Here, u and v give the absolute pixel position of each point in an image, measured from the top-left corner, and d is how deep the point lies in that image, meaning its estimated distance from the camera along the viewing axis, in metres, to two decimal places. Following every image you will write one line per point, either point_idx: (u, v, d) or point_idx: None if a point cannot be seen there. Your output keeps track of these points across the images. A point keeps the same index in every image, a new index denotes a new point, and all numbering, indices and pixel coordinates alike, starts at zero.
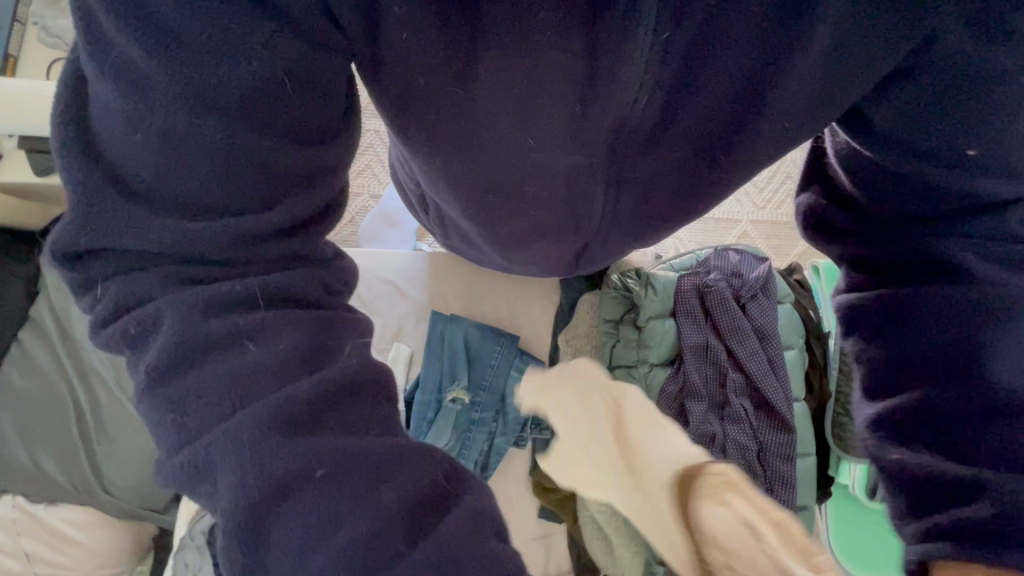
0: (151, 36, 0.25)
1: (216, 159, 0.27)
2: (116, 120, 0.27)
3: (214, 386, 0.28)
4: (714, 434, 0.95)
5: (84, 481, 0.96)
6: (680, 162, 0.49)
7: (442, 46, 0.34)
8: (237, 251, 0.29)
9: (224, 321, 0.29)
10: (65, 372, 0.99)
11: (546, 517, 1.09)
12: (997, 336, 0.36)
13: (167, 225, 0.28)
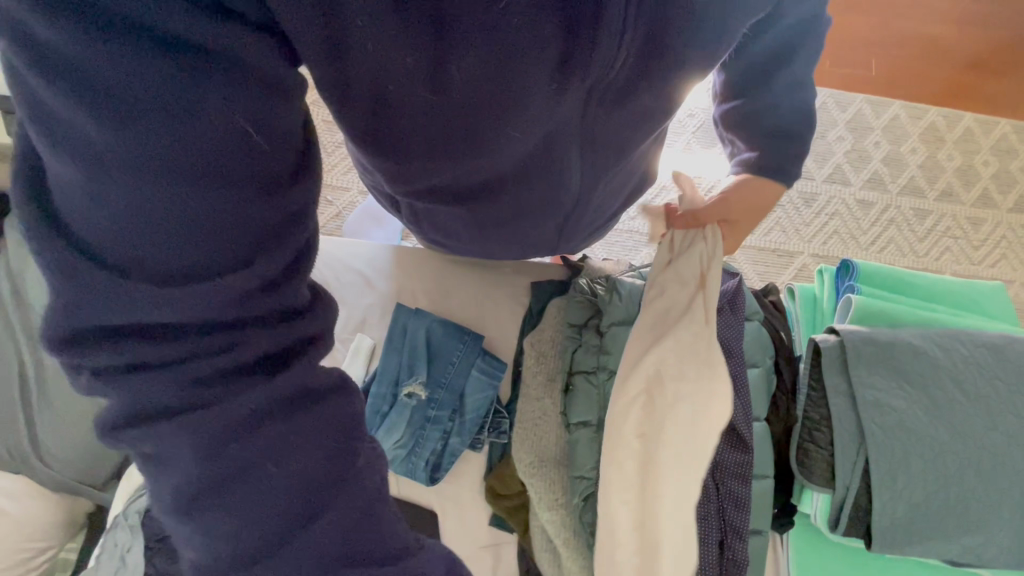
0: (90, 97, 0.21)
1: (184, 212, 0.24)
2: (65, 201, 0.23)
3: (272, 521, 0.28)
4: None
5: (20, 450, 0.93)
6: (647, 108, 0.54)
7: (410, 32, 0.35)
8: (217, 326, 0.26)
9: (234, 467, 0.27)
10: (12, 330, 0.95)
11: (496, 524, 1.06)
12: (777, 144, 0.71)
13: (141, 320, 0.25)
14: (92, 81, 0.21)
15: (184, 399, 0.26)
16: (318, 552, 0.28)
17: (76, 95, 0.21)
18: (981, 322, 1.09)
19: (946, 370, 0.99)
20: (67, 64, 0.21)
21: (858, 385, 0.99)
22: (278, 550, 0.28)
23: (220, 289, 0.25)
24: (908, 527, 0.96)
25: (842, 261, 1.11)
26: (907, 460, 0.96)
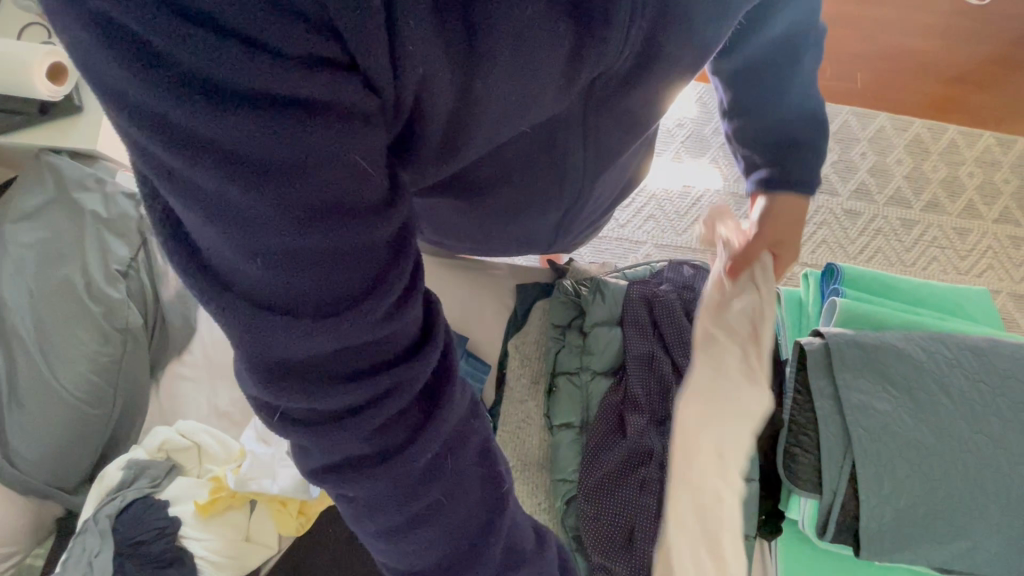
0: (233, 167, 0.24)
1: (320, 259, 0.26)
2: (218, 261, 0.26)
3: (441, 509, 0.34)
4: (652, 450, 0.89)
5: None
6: (647, 97, 0.57)
7: (447, 77, 0.31)
8: (348, 354, 0.28)
9: (408, 508, 0.33)
10: None
11: None
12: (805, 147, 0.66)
13: (296, 351, 0.27)
14: (234, 151, 0.23)
15: (356, 435, 0.30)
16: (481, 525, 0.36)
17: (223, 165, 0.23)
18: (966, 325, 1.09)
19: (933, 372, 0.98)
20: (191, 136, 0.23)
21: (844, 388, 0.98)
22: (452, 530, 0.35)
23: (360, 326, 0.27)
24: (892, 530, 0.95)
25: (826, 264, 1.11)
26: (892, 464, 0.95)
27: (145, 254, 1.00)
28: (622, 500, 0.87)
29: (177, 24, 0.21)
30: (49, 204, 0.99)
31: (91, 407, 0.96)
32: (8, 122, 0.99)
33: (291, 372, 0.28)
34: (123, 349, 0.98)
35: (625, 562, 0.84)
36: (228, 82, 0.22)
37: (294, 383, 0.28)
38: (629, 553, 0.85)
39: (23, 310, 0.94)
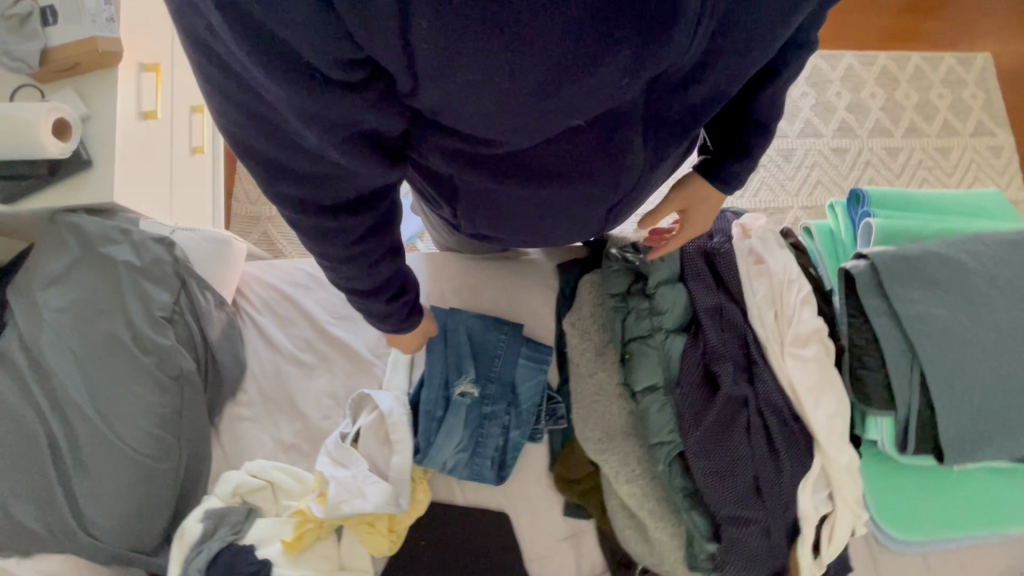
0: (263, 86, 0.40)
1: (294, 106, 0.41)
2: (247, 119, 0.45)
3: (359, 249, 0.59)
4: (747, 397, 0.87)
5: (64, 524, 0.86)
6: (717, 82, 0.58)
7: (483, 69, 0.39)
8: (305, 150, 0.47)
9: (321, 237, 0.56)
10: (33, 402, 0.89)
11: (572, 514, 1.03)
12: (759, 126, 0.67)
13: (271, 127, 0.45)
14: (268, 84, 0.40)
15: (294, 177, 0.50)
16: (394, 288, 0.68)
17: (260, 84, 0.40)
18: (992, 224, 1.12)
19: (976, 272, 1.02)
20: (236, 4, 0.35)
21: (899, 303, 1.01)
22: (360, 260, 0.60)
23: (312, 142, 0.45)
24: (970, 429, 0.98)
25: (851, 190, 1.13)
26: (962, 366, 0.98)
27: (186, 296, 0.97)
28: (733, 450, 0.85)
29: (240, 13, 0.35)
30: (75, 265, 0.95)
31: (158, 463, 0.91)
32: (18, 187, 0.96)
33: (289, 176, 0.50)
34: (181, 397, 0.94)
35: (760, 509, 0.83)
36: (274, 48, 0.37)
37: (278, 141, 0.46)
38: (760, 502, 0.83)
39: (72, 375, 0.91)
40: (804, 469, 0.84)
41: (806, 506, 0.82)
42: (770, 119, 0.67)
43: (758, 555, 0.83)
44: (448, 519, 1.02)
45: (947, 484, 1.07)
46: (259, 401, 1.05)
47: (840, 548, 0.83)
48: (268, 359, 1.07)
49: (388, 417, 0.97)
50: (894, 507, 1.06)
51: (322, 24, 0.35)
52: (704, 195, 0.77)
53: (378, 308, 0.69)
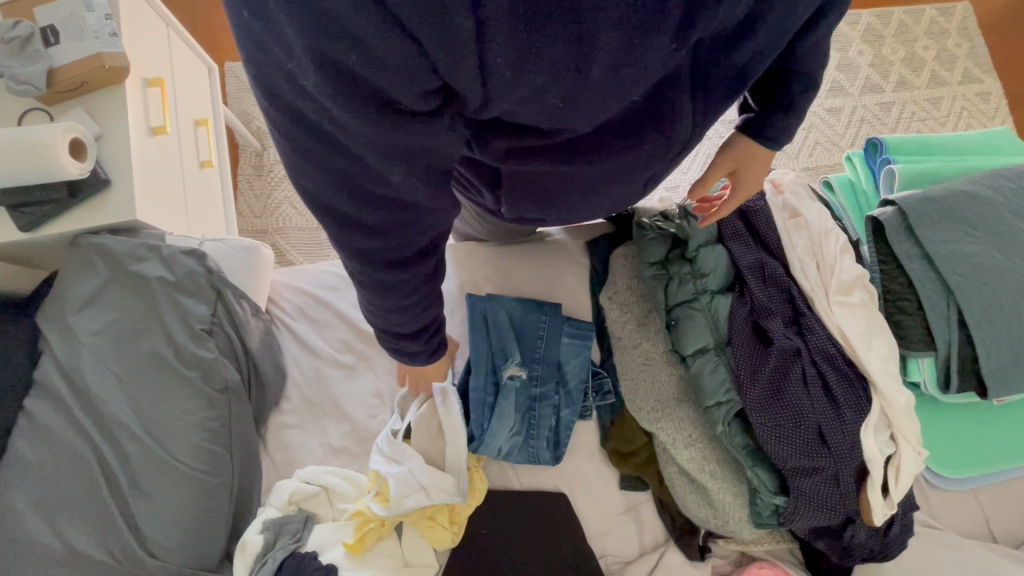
0: (349, 135, 0.38)
1: (370, 142, 0.38)
2: (328, 181, 0.41)
3: (410, 300, 0.55)
4: (799, 348, 0.87)
5: (127, 548, 0.85)
6: (765, 44, 0.54)
7: (552, 64, 0.37)
8: (376, 195, 0.43)
9: (380, 284, 0.52)
10: (81, 429, 0.88)
11: (629, 487, 1.03)
12: (804, 83, 0.64)
13: (342, 178, 0.41)
14: (358, 131, 0.37)
15: (364, 230, 0.46)
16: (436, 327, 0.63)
17: (349, 134, 0.37)
18: (1008, 160, 1.14)
19: (1003, 207, 1.03)
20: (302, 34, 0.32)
21: (930, 244, 1.02)
22: (407, 309, 0.56)
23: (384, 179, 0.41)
24: (1014, 361, 1.00)
25: (869, 139, 1.15)
26: (998, 299, 1.00)
27: (223, 306, 0.95)
28: (794, 401, 0.85)
29: (327, 57, 0.33)
30: (106, 286, 0.93)
31: (213, 477, 0.90)
32: (38, 213, 0.94)
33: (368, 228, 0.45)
34: (229, 409, 0.92)
35: (827, 458, 0.82)
36: (362, 85, 0.34)
37: (349, 193, 0.42)
38: (826, 450, 0.83)
39: (117, 398, 0.89)
40: (864, 413, 0.85)
41: (872, 450, 0.82)
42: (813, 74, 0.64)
43: (828, 502, 0.83)
44: (506, 506, 1.01)
45: (989, 420, 1.09)
46: (303, 407, 1.04)
47: (907, 487, 0.83)
48: (307, 364, 1.06)
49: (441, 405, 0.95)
50: (943, 449, 1.07)
51: (407, 50, 0.33)
52: (746, 156, 0.75)
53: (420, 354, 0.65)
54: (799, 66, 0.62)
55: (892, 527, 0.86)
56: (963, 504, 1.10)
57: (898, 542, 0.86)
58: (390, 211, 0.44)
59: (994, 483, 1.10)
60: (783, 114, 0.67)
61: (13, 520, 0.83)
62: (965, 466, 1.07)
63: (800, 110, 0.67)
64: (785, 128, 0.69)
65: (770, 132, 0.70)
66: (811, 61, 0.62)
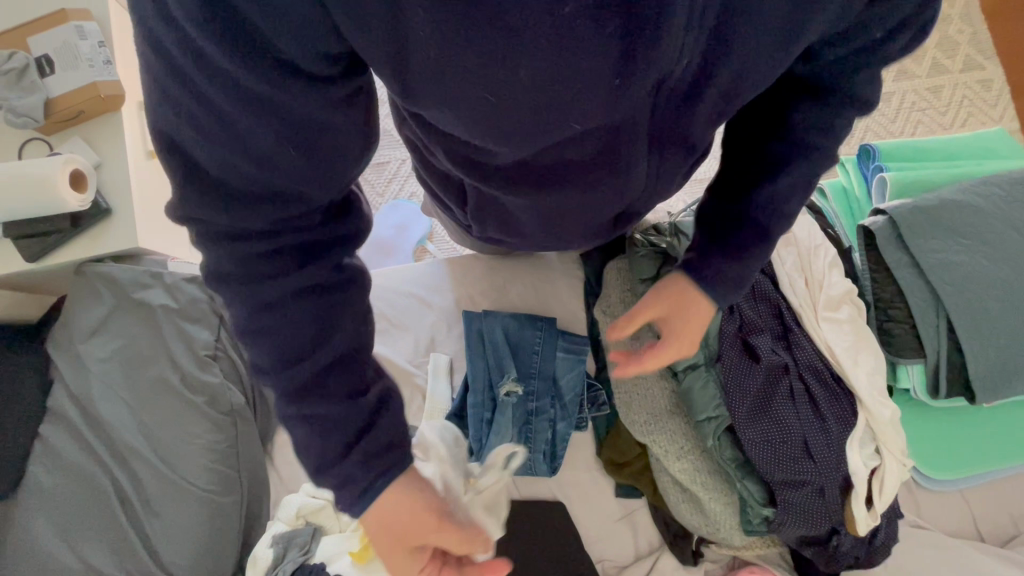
0: (236, 100, 0.32)
1: (249, 95, 0.32)
2: (207, 156, 0.35)
3: (274, 320, 0.41)
4: (786, 364, 0.89)
5: (143, 566, 0.89)
6: (718, 108, 0.49)
7: (480, 54, 0.34)
8: (249, 167, 0.36)
9: (249, 294, 0.40)
10: (94, 453, 0.92)
11: (624, 494, 1.06)
12: (777, 192, 0.55)
13: (205, 142, 0.34)
14: (251, 97, 0.32)
15: (224, 205, 0.37)
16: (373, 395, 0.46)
17: (236, 100, 0.32)
18: (1002, 163, 1.14)
19: (993, 215, 1.04)
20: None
21: (920, 253, 1.03)
22: (280, 337, 0.41)
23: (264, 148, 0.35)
24: (1006, 368, 1.01)
25: (861, 147, 1.15)
26: (988, 307, 1.01)
27: (225, 331, 0.98)
28: (781, 416, 0.87)
29: (223, 4, 0.29)
30: (111, 314, 0.96)
31: (222, 495, 0.93)
32: (44, 243, 0.96)
33: (222, 207, 0.37)
34: (235, 431, 0.96)
35: (811, 471, 0.85)
36: (264, 46, 0.31)
37: (217, 157, 0.35)
38: (812, 463, 0.85)
39: (128, 423, 0.93)
40: (851, 426, 0.87)
41: (855, 463, 0.85)
42: (771, 235, 0.57)
43: (815, 513, 0.86)
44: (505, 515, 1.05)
45: (979, 422, 1.11)
46: None
47: (891, 498, 0.86)
48: None
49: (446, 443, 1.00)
50: (933, 452, 1.09)
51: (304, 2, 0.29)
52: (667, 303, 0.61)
53: (312, 435, 0.44)
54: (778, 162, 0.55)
55: (874, 537, 0.89)
56: (953, 502, 1.12)
57: (882, 548, 0.90)
58: (259, 189, 0.37)
59: (984, 482, 1.12)
60: (750, 236, 0.57)
61: (35, 543, 0.88)
62: (955, 469, 1.09)
63: (754, 261, 0.58)
64: (724, 275, 0.58)
65: (734, 256, 0.58)
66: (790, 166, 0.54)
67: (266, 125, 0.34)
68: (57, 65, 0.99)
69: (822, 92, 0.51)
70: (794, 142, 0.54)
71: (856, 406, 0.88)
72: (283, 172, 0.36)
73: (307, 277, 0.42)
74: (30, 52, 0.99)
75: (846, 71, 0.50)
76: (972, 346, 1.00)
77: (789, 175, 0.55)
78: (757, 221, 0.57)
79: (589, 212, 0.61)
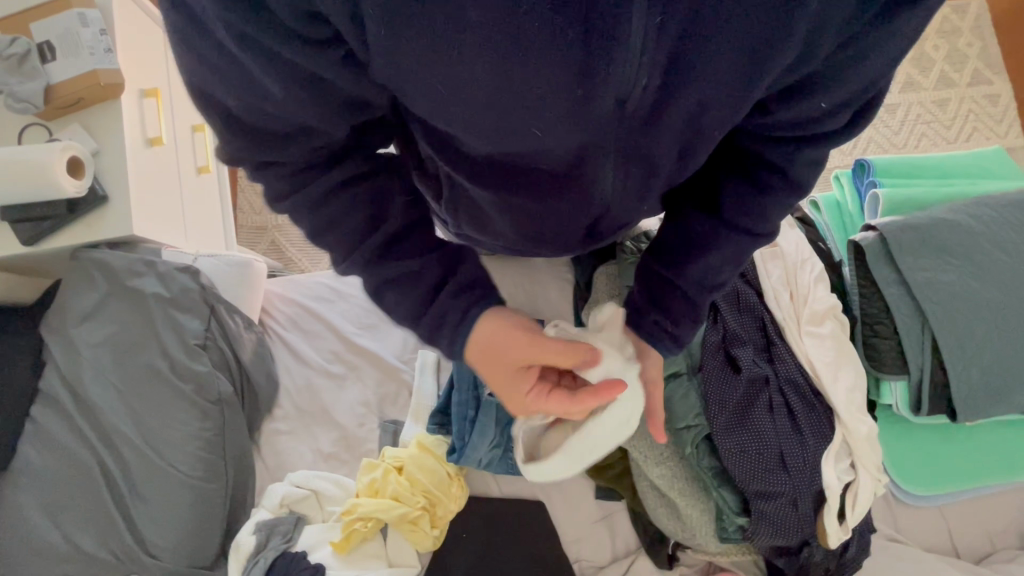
0: (248, 52, 0.35)
1: (258, 54, 0.35)
2: (239, 99, 0.39)
3: (334, 211, 0.49)
4: (767, 376, 0.90)
5: (127, 548, 0.91)
6: (681, 140, 0.49)
7: (443, 55, 0.36)
8: (268, 108, 0.39)
9: (311, 193, 0.47)
10: (84, 436, 0.94)
11: (603, 496, 1.07)
12: (712, 246, 0.58)
13: (226, 85, 0.38)
14: (261, 49, 0.34)
15: (253, 130, 0.42)
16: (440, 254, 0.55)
17: (248, 51, 0.34)
18: (997, 184, 1.14)
19: (983, 236, 1.04)
20: None
21: (908, 271, 1.03)
22: (350, 221, 0.50)
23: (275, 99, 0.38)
24: (991, 389, 1.01)
25: (857, 161, 1.15)
26: (974, 327, 1.01)
27: (216, 322, 1.00)
28: (759, 427, 0.88)
29: None
30: (105, 300, 0.98)
31: (207, 482, 0.95)
32: (40, 229, 0.97)
33: (251, 141, 0.43)
34: (221, 419, 0.98)
35: (785, 483, 0.86)
36: (271, 12, 0.33)
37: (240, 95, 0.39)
38: (787, 475, 0.86)
39: (117, 408, 0.95)
40: (828, 441, 0.88)
41: (830, 478, 0.86)
42: (699, 303, 0.63)
43: (787, 525, 0.88)
44: (486, 511, 1.06)
45: (961, 440, 1.11)
46: (294, 414, 1.09)
47: (863, 513, 0.87)
48: (299, 372, 1.10)
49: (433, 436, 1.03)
50: (914, 467, 1.10)
51: None
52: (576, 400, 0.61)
53: (402, 291, 0.54)
54: (725, 216, 0.57)
55: (843, 550, 0.90)
56: (932, 518, 1.13)
57: (852, 561, 0.91)
58: (277, 125, 0.41)
59: (964, 500, 1.13)
60: (680, 284, 0.62)
61: (24, 521, 0.90)
62: (935, 484, 1.09)
63: (682, 326, 0.64)
64: (659, 330, 0.65)
65: (664, 302, 0.64)
66: (733, 220, 0.56)
67: (271, 80, 0.36)
68: (58, 51, 1.00)
69: (754, 173, 0.53)
70: (745, 196, 0.55)
71: (833, 421, 0.89)
72: (293, 116, 0.40)
73: (356, 172, 0.49)
74: (32, 37, 1.00)
75: (805, 129, 0.48)
76: (958, 366, 1.00)
77: (731, 232, 0.57)
78: (692, 271, 0.60)
79: (562, 211, 0.62)
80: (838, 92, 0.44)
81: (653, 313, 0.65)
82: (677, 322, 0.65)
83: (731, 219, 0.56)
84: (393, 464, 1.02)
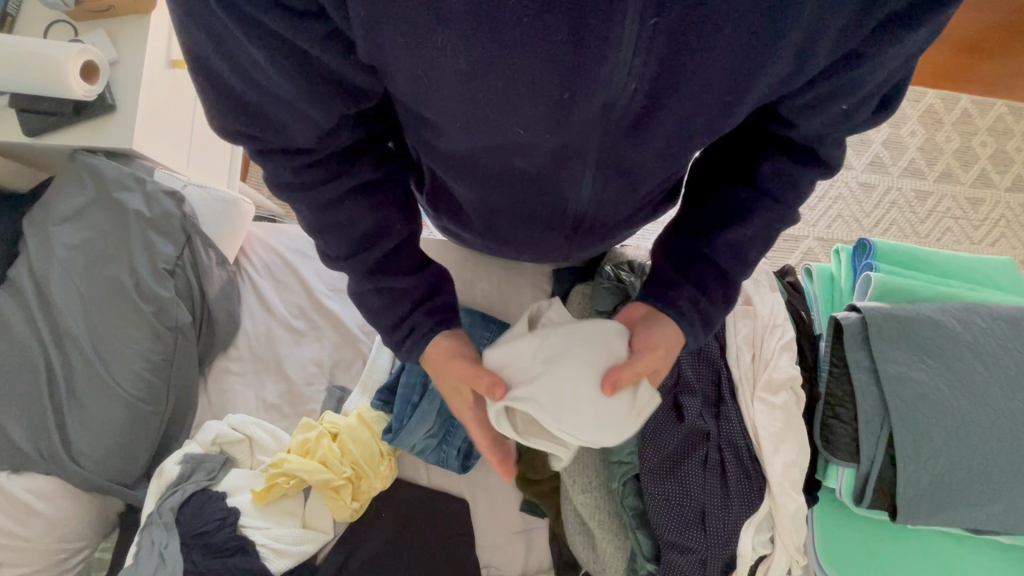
0: (232, 17, 0.32)
1: (243, 27, 0.33)
2: (234, 72, 0.37)
3: (339, 215, 0.50)
4: (709, 431, 0.89)
5: (52, 448, 0.93)
6: (664, 154, 0.47)
7: (421, 45, 0.34)
8: (255, 89, 0.38)
9: (296, 198, 0.47)
10: (38, 332, 0.96)
11: (528, 511, 1.04)
12: (756, 219, 0.54)
13: (212, 54, 0.36)
14: (248, 18, 0.32)
15: (237, 110, 0.40)
16: (424, 285, 0.58)
17: (237, 21, 0.32)
18: (995, 296, 1.12)
19: (965, 344, 1.02)
20: None
21: (882, 361, 1.00)
22: (351, 229, 0.51)
23: (261, 75, 0.36)
24: (942, 500, 0.98)
25: (859, 240, 1.13)
26: (938, 434, 0.98)
27: (189, 252, 1.02)
28: (688, 481, 0.87)
29: None
30: (88, 206, 1.00)
31: (145, 402, 0.97)
32: (43, 123, 0.99)
33: (257, 125, 0.41)
34: (174, 346, 1.00)
35: (699, 541, 0.85)
36: None
37: (230, 70, 0.37)
38: (702, 532, 0.85)
39: (77, 313, 0.97)
40: (752, 511, 0.87)
41: (744, 545, 0.85)
42: (733, 281, 0.57)
43: None
44: (409, 498, 1.05)
45: (897, 541, 1.09)
46: (248, 358, 1.10)
47: None
48: (262, 319, 1.12)
49: (374, 416, 1.02)
50: (843, 555, 1.08)
51: None
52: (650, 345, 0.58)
53: (386, 305, 0.56)
54: (777, 180, 0.51)
55: None
56: None
57: None
58: (263, 103, 0.39)
59: None
60: (729, 258, 0.56)
61: None
62: None
63: (719, 306, 0.58)
64: (697, 310, 0.57)
65: (717, 278, 0.57)
66: (781, 185, 0.52)
67: (253, 47, 0.34)
68: None
69: (793, 148, 0.49)
70: (798, 168, 0.50)
71: (762, 492, 0.88)
72: (271, 92, 0.37)
73: (350, 184, 0.49)
74: None
75: (840, 122, 0.45)
76: (915, 469, 0.97)
77: (784, 196, 0.52)
78: (746, 245, 0.55)
79: (543, 210, 0.61)
80: (866, 92, 0.41)
81: (700, 295, 0.57)
82: (712, 302, 0.58)
83: (781, 184, 0.52)
84: (329, 430, 1.02)
